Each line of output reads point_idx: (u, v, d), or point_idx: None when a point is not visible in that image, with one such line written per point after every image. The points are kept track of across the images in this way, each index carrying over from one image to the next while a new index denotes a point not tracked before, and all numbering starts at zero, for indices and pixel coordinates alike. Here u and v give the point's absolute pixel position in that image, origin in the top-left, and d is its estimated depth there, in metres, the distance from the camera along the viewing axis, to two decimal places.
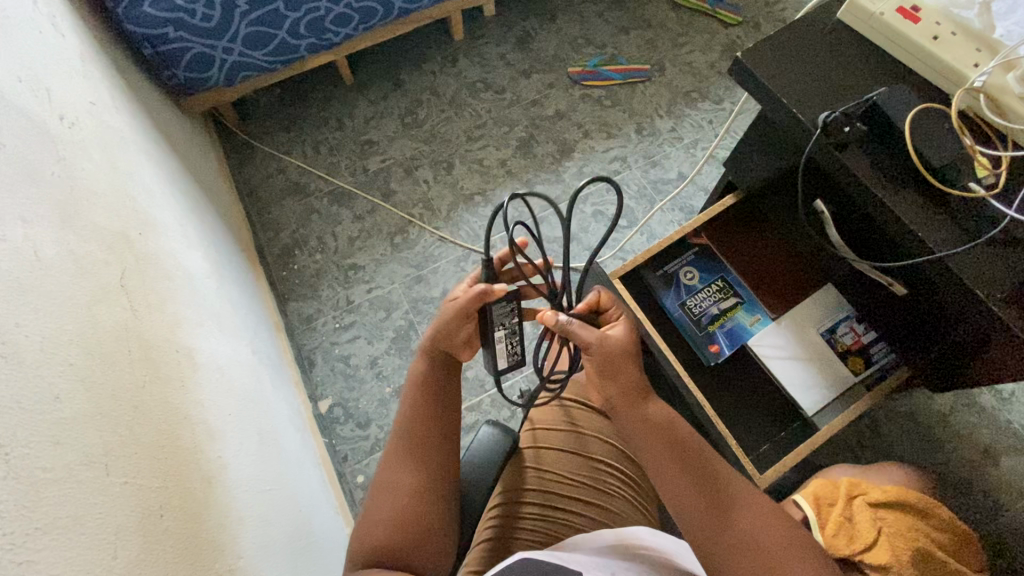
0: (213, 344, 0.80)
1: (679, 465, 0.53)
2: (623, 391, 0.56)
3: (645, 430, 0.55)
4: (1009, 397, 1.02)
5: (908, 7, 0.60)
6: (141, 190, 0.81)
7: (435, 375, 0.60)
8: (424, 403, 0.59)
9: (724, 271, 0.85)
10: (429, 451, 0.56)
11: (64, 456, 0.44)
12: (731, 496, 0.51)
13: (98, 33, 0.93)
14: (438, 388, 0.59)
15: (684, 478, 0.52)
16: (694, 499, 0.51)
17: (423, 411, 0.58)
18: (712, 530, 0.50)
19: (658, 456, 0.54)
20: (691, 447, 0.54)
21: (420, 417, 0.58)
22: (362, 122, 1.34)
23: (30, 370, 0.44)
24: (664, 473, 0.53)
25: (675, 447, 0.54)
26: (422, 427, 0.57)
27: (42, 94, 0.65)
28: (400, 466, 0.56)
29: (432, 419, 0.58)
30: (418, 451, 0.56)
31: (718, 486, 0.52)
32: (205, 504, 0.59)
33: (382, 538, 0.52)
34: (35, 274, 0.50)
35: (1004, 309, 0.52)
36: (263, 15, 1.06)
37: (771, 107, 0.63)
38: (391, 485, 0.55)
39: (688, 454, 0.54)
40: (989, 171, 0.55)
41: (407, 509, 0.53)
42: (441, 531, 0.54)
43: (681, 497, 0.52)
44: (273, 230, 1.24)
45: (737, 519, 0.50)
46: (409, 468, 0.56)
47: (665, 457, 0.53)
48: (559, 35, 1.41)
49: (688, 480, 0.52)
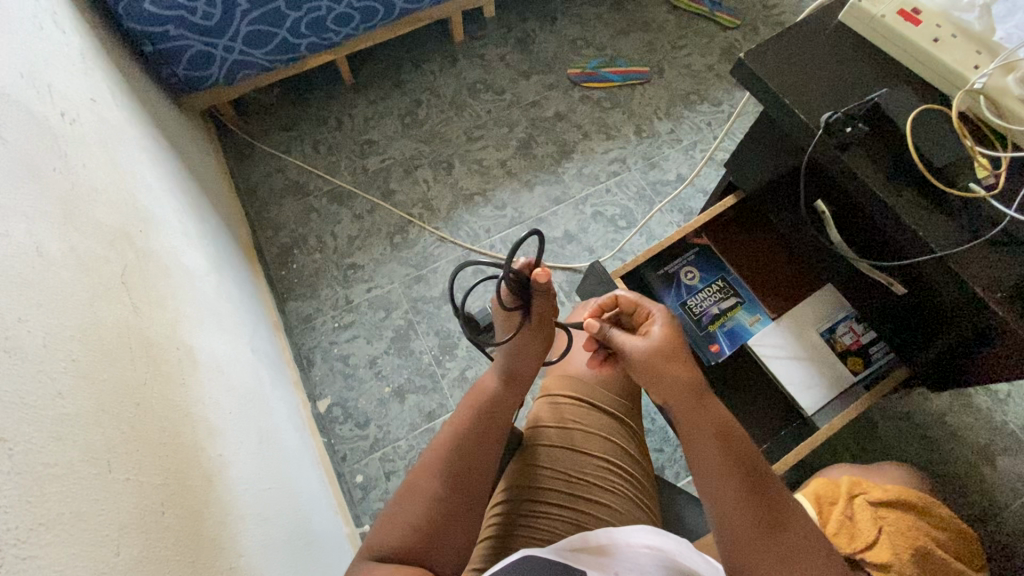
0: (213, 342, 0.80)
1: (737, 472, 0.51)
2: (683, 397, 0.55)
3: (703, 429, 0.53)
4: (1005, 398, 1.02)
5: (909, 10, 0.61)
6: (142, 188, 0.81)
7: (496, 396, 0.62)
8: (477, 418, 0.60)
9: (724, 271, 0.86)
10: (469, 463, 0.56)
11: (66, 452, 0.43)
12: (785, 514, 0.50)
13: (99, 30, 0.93)
14: (489, 408, 0.61)
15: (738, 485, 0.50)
16: (746, 511, 0.49)
17: (474, 424, 0.59)
18: (756, 542, 0.49)
19: (713, 457, 0.52)
20: (751, 458, 0.52)
21: (469, 428, 0.59)
22: (362, 122, 1.34)
23: (33, 364, 0.44)
24: (716, 472, 0.51)
25: (734, 453, 0.52)
26: (471, 438, 0.58)
27: (44, 91, 0.65)
28: (439, 466, 0.56)
29: (475, 432, 0.58)
30: (458, 457, 0.56)
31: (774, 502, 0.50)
32: (207, 502, 0.59)
33: (397, 532, 0.52)
34: (35, 269, 0.49)
35: (1004, 308, 0.52)
36: (264, 14, 1.06)
37: (773, 107, 0.64)
38: (420, 485, 0.55)
39: (747, 464, 0.52)
40: (989, 172, 0.55)
41: (429, 510, 0.53)
42: (451, 536, 0.53)
43: (732, 505, 0.50)
44: (272, 229, 1.24)
45: (788, 539, 0.49)
46: (447, 471, 0.55)
47: (721, 459, 0.52)
48: (559, 36, 1.42)
49: (747, 491, 0.50)
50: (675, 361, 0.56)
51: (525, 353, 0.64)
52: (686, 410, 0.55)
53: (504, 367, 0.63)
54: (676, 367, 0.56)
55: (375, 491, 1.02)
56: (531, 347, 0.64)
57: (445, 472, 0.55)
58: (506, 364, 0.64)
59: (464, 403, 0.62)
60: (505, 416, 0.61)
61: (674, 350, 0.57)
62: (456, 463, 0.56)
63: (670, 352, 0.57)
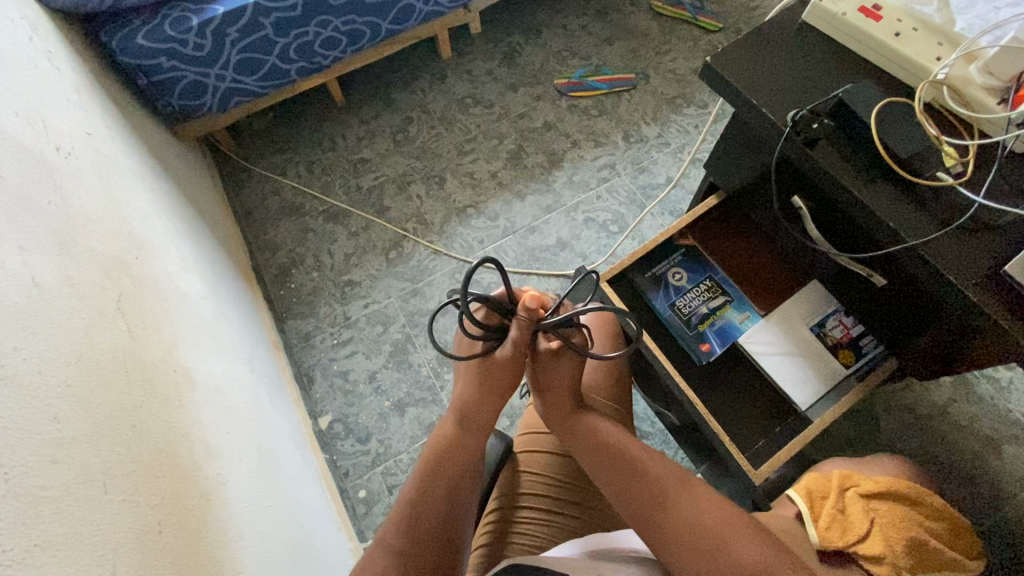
0: (210, 363, 0.82)
1: (621, 490, 0.56)
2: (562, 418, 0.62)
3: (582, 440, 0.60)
4: (1006, 386, 1.02)
5: (870, 7, 0.62)
6: (138, 216, 0.83)
7: (456, 439, 0.61)
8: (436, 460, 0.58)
9: (711, 271, 0.87)
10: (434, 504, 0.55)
11: (62, 476, 0.44)
12: (679, 501, 0.53)
13: (92, 65, 0.96)
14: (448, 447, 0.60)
15: (612, 474, 0.57)
16: (646, 527, 0.52)
17: (433, 464, 0.58)
18: (649, 522, 0.52)
19: (599, 463, 0.58)
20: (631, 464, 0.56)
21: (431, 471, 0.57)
22: (355, 142, 1.36)
23: (28, 392, 0.45)
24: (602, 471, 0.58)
25: (617, 468, 0.57)
26: (435, 478, 0.57)
27: (39, 127, 0.67)
28: (404, 513, 0.54)
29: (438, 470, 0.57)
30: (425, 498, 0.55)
31: (665, 497, 0.53)
32: (205, 521, 0.60)
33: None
34: (31, 298, 0.51)
35: (978, 294, 0.53)
36: (253, 41, 1.09)
37: (743, 108, 0.65)
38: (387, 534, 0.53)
39: (629, 474, 0.56)
40: (956, 161, 0.56)
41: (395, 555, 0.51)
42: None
43: (640, 524, 0.53)
44: (270, 250, 1.26)
45: (704, 530, 0.50)
46: (412, 515, 0.54)
47: (600, 457, 0.58)
48: (544, 48, 1.44)
49: (629, 489, 0.55)
50: (568, 386, 0.62)
51: (482, 389, 0.61)
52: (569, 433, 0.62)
53: (460, 407, 0.62)
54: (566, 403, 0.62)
55: (379, 505, 1.02)
56: (497, 383, 0.61)
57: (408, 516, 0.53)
58: (462, 403, 0.62)
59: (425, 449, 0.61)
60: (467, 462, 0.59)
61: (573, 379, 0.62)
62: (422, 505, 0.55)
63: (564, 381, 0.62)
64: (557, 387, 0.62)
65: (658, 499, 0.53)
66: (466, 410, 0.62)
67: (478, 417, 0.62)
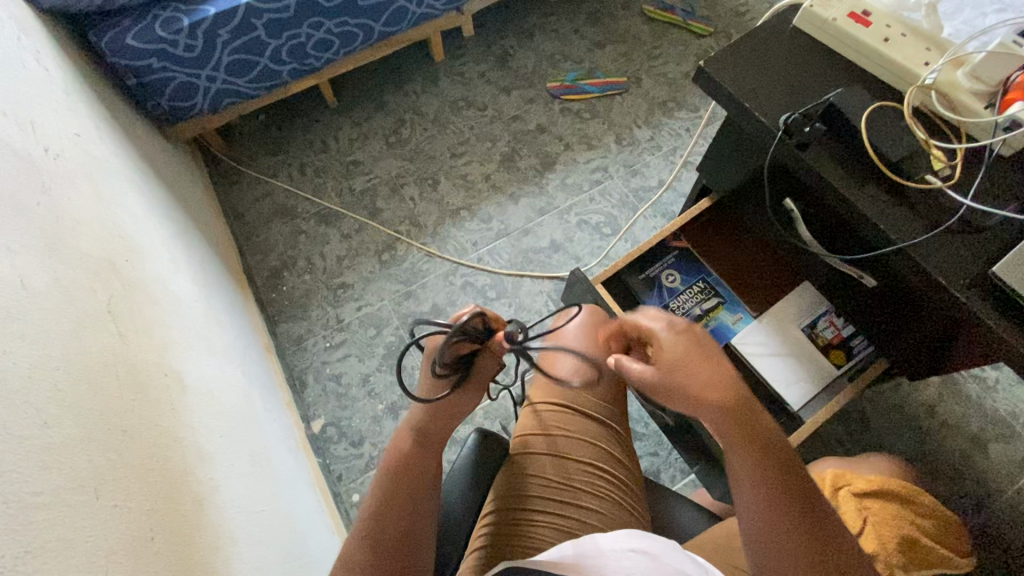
0: (202, 367, 0.81)
1: (783, 494, 0.47)
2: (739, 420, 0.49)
3: (768, 456, 0.48)
4: (992, 385, 1.03)
5: (859, 12, 0.63)
6: (127, 219, 0.82)
7: (416, 451, 0.59)
8: (397, 469, 0.57)
9: (704, 273, 0.88)
10: (396, 522, 0.53)
11: (53, 481, 0.44)
12: (844, 534, 0.47)
13: (81, 67, 0.95)
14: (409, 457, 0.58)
15: (806, 509, 0.46)
16: (798, 544, 0.45)
17: (395, 474, 0.56)
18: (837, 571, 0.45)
19: (786, 492, 0.47)
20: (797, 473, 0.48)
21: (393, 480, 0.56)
22: (347, 144, 1.36)
23: (19, 397, 0.44)
24: (785, 501, 0.47)
25: (809, 501, 0.47)
26: (395, 489, 0.55)
27: (27, 128, 0.67)
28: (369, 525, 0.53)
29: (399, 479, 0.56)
30: (386, 521, 0.53)
31: (833, 527, 0.47)
32: (198, 526, 0.59)
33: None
34: (21, 301, 0.50)
35: (966, 295, 0.54)
36: (244, 43, 1.08)
37: (735, 111, 0.66)
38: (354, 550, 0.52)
39: (794, 484, 0.48)
40: (944, 163, 0.57)
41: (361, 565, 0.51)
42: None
43: (782, 531, 0.46)
44: (262, 253, 1.25)
45: (854, 574, 0.46)
46: (375, 525, 0.53)
47: (789, 484, 0.47)
48: (536, 52, 1.45)
49: (815, 526, 0.46)
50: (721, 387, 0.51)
51: (444, 413, 0.61)
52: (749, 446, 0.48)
53: (419, 423, 0.60)
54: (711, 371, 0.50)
55: None
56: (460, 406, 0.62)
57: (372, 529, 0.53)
58: (419, 420, 0.60)
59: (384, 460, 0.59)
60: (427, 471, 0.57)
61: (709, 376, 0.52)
62: (387, 526, 0.53)
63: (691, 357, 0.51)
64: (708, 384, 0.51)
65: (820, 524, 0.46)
66: (423, 429, 0.60)
67: (434, 432, 0.60)
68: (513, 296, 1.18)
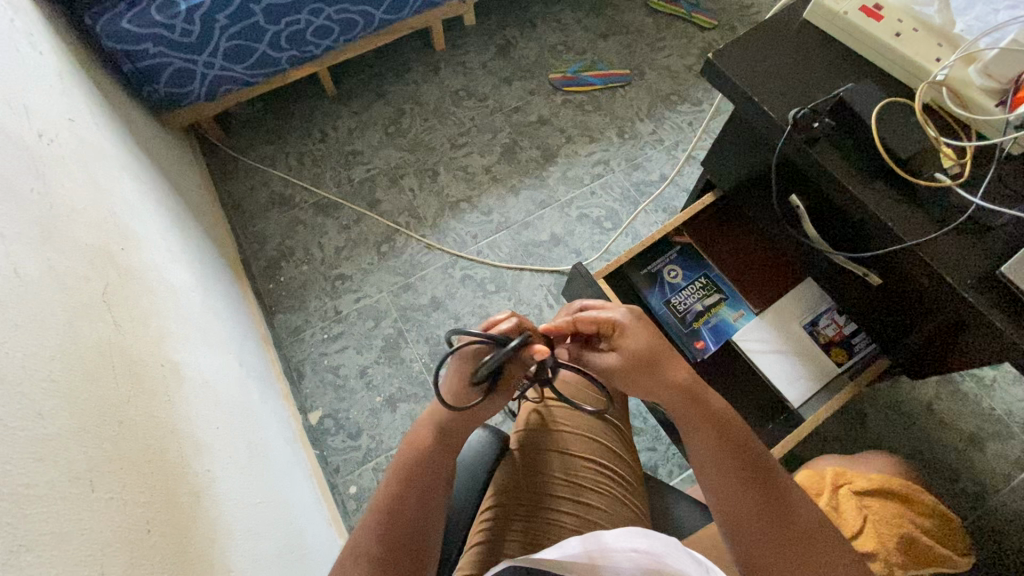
0: (199, 357, 0.80)
1: (742, 474, 0.51)
2: (680, 397, 0.53)
3: (701, 425, 0.53)
4: (990, 383, 1.03)
5: (871, 6, 0.62)
6: (123, 206, 0.81)
7: (430, 449, 0.56)
8: (410, 469, 0.55)
9: (706, 269, 0.87)
10: (407, 524, 0.53)
11: (47, 473, 0.43)
12: (796, 502, 0.50)
13: (76, 51, 0.93)
14: (422, 457, 0.56)
15: (734, 470, 0.51)
16: (750, 515, 0.49)
17: (407, 473, 0.55)
18: (764, 527, 0.49)
19: (717, 455, 0.52)
20: (752, 449, 0.52)
21: (404, 482, 0.55)
22: (346, 133, 1.34)
23: (11, 386, 0.43)
24: (718, 464, 0.52)
25: (740, 463, 0.51)
26: (406, 492, 0.54)
27: (21, 113, 0.65)
28: (380, 523, 0.53)
29: (411, 480, 0.55)
30: (398, 519, 0.53)
31: (783, 496, 0.50)
32: (194, 518, 0.59)
33: None
34: (14, 289, 0.49)
35: (973, 294, 0.53)
36: (243, 29, 1.06)
37: (743, 105, 0.65)
38: (364, 546, 0.52)
39: (753, 462, 0.52)
40: (953, 161, 0.57)
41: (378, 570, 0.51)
42: None
43: (742, 512, 0.50)
44: (260, 243, 1.24)
45: (789, 538, 0.48)
46: (387, 526, 0.53)
47: (723, 449, 0.52)
48: (539, 42, 1.43)
49: (749, 488, 0.50)
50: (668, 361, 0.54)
51: (467, 420, 0.57)
52: (685, 417, 0.53)
53: (440, 420, 0.57)
54: (660, 361, 0.53)
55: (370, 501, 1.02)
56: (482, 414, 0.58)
57: (382, 532, 0.52)
58: (440, 415, 0.57)
59: (399, 452, 0.57)
60: (439, 473, 0.56)
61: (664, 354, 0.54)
62: (393, 524, 0.52)
63: (650, 353, 0.53)
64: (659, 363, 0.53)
65: (776, 497, 0.50)
66: (443, 427, 0.57)
67: (455, 432, 0.57)
68: (513, 289, 1.17)
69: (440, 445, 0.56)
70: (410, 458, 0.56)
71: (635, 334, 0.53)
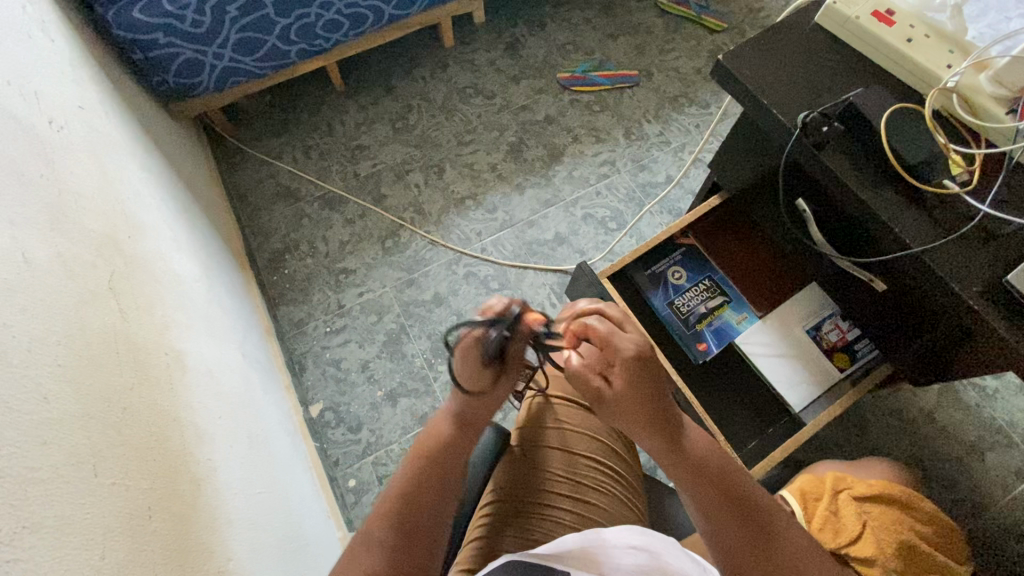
0: (202, 347, 0.80)
1: (724, 509, 0.50)
2: (659, 435, 0.52)
3: (681, 461, 0.52)
4: (991, 393, 1.03)
5: (883, 11, 0.62)
6: (131, 195, 0.81)
7: (449, 442, 0.57)
8: (432, 455, 0.56)
9: (711, 271, 0.87)
10: (424, 511, 0.52)
11: (51, 457, 0.43)
12: (780, 535, 0.49)
13: (87, 39, 0.93)
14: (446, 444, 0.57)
15: (715, 506, 0.50)
16: (733, 548, 0.49)
17: (427, 460, 0.56)
18: (748, 561, 0.48)
19: (697, 491, 0.51)
20: (734, 483, 0.51)
21: (426, 470, 0.55)
22: (353, 128, 1.35)
23: (18, 370, 0.44)
24: (698, 500, 0.51)
25: (722, 497, 0.50)
26: (427, 477, 0.54)
27: (32, 99, 0.65)
28: (396, 509, 0.52)
29: (437, 466, 0.55)
30: (417, 504, 0.53)
31: (767, 530, 0.49)
32: (195, 506, 0.59)
33: None
34: (22, 275, 0.49)
35: (978, 302, 0.53)
36: (253, 21, 1.07)
37: (752, 107, 0.65)
38: (375, 533, 0.51)
39: (736, 497, 0.50)
40: (961, 169, 0.57)
41: (393, 558, 0.49)
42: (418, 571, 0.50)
43: (739, 566, 0.49)
44: (264, 235, 1.24)
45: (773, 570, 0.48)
46: (402, 511, 0.52)
47: (703, 484, 0.51)
48: (548, 41, 1.43)
49: (730, 523, 0.49)
50: (649, 404, 0.52)
51: (487, 404, 0.58)
52: (666, 453, 0.52)
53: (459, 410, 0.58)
54: (650, 401, 0.52)
55: (368, 495, 1.02)
56: (501, 395, 0.59)
57: (397, 517, 0.52)
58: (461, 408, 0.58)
59: (419, 443, 0.58)
60: (459, 463, 0.56)
61: (643, 398, 0.52)
62: (409, 508, 0.52)
63: (636, 393, 0.51)
64: (637, 407, 0.52)
65: (759, 531, 0.49)
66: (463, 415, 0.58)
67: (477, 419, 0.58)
68: (516, 288, 1.17)
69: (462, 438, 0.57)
70: (430, 447, 0.57)
71: (628, 375, 0.51)
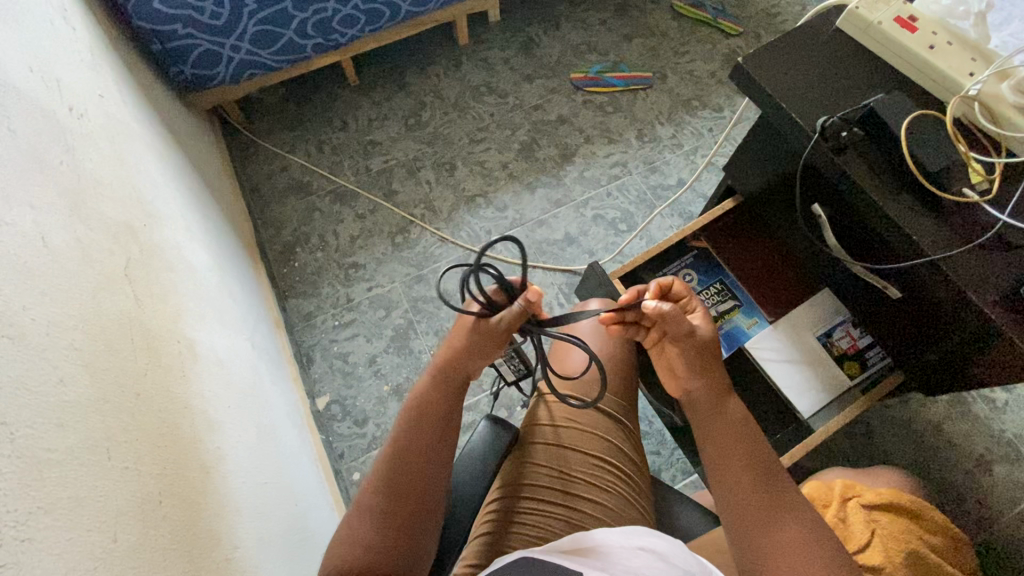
0: (213, 337, 0.81)
1: (739, 459, 0.53)
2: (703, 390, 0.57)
3: (712, 411, 0.56)
4: (1001, 406, 1.03)
5: (906, 17, 0.62)
6: (147, 183, 0.82)
7: (432, 397, 0.58)
8: (416, 410, 0.57)
9: (722, 275, 0.87)
10: (412, 474, 0.53)
11: (66, 439, 0.44)
12: (790, 500, 0.51)
13: (107, 28, 0.94)
14: (429, 397, 0.58)
15: (731, 452, 0.53)
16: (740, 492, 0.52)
17: (411, 418, 0.57)
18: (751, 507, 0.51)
19: (718, 438, 0.55)
20: (757, 446, 0.54)
21: (408, 430, 0.56)
22: (366, 123, 1.35)
23: (36, 353, 0.44)
24: (717, 445, 0.54)
25: (740, 448, 0.53)
26: (410, 437, 0.55)
27: (53, 86, 0.66)
28: (381, 474, 0.53)
29: (420, 424, 0.56)
30: (401, 468, 0.53)
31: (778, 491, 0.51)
32: (204, 493, 0.59)
33: (351, 555, 0.49)
34: (40, 259, 0.50)
35: (995, 311, 0.53)
36: (271, 14, 1.07)
37: (771, 111, 0.65)
38: (366, 500, 0.53)
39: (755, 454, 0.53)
40: (982, 178, 0.56)
41: (381, 524, 0.51)
42: (407, 537, 0.51)
43: (741, 510, 0.51)
44: (275, 227, 1.24)
45: (773, 521, 0.50)
46: (389, 475, 0.53)
47: (725, 433, 0.54)
48: (562, 41, 1.43)
49: (743, 471, 0.52)
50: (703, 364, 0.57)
51: (477, 354, 0.58)
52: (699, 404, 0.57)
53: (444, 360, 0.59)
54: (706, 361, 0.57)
55: None
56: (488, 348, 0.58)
57: (384, 482, 0.53)
58: (447, 360, 0.58)
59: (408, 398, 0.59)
60: (443, 415, 0.57)
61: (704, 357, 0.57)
62: (396, 473, 0.53)
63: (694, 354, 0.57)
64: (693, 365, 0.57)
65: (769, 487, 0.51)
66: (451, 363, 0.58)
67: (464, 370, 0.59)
68: None
69: (446, 395, 0.58)
70: (415, 403, 0.58)
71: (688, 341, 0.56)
